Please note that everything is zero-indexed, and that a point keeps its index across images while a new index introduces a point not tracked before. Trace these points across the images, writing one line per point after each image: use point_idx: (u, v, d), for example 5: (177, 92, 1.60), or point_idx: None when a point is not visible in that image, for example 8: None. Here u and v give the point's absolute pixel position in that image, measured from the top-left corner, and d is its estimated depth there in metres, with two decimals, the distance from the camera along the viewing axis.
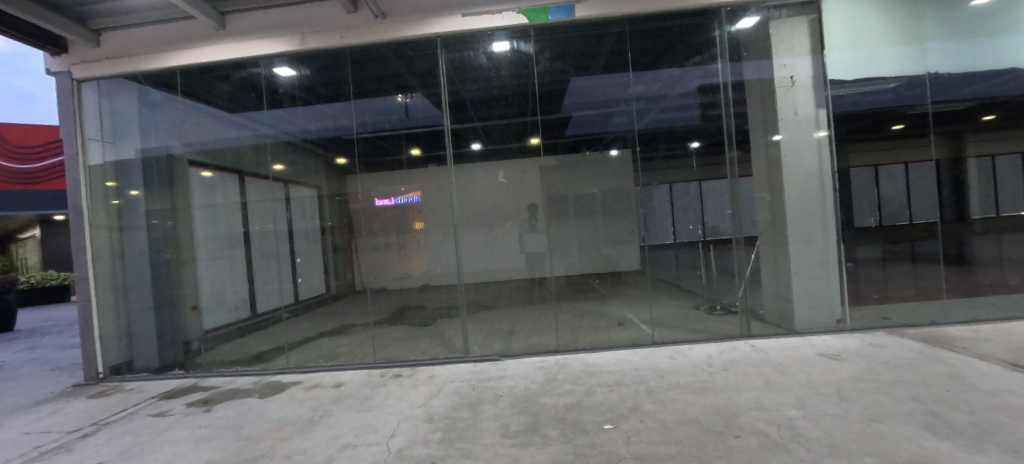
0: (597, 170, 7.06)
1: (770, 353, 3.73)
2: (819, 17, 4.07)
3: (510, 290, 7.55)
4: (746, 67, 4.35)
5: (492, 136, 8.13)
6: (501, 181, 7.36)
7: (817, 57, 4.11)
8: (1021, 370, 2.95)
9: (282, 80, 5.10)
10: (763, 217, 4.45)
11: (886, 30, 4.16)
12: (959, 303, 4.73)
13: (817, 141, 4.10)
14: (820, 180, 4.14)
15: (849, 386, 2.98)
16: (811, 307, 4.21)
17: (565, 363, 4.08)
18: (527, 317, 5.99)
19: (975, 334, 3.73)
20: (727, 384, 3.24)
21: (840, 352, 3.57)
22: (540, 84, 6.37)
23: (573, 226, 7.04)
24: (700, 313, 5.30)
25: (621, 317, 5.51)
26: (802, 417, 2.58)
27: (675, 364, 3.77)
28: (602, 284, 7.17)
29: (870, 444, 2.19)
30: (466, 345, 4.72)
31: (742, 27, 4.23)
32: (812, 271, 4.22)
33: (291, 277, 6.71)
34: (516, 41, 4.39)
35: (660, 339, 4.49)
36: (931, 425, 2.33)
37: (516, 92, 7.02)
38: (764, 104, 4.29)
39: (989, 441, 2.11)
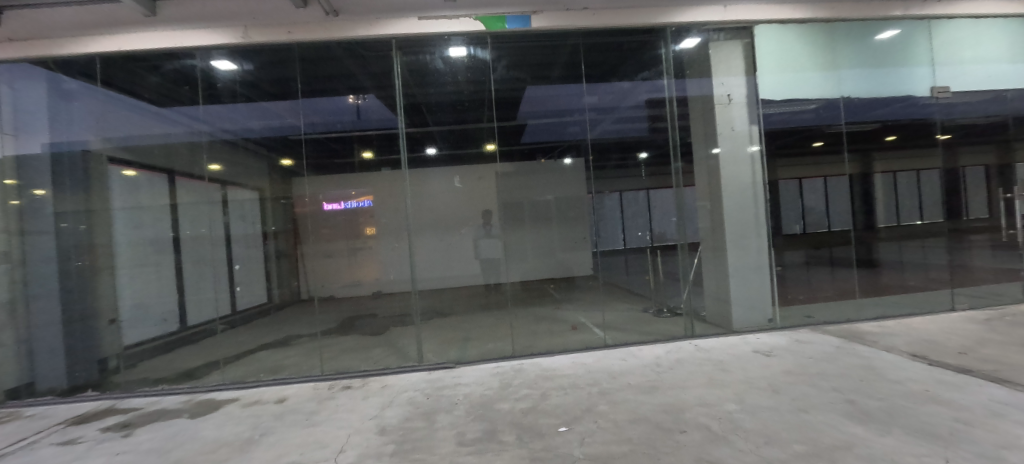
0: (551, 177, 6.94)
1: (712, 352, 3.94)
2: (751, 42, 4.38)
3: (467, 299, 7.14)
4: (689, 84, 4.58)
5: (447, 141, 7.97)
6: (456, 187, 7.21)
7: (750, 77, 4.42)
8: (919, 359, 3.37)
9: (222, 74, 4.76)
10: (704, 225, 4.69)
11: (812, 58, 4.49)
12: (868, 302, 5.29)
13: (750, 156, 4.42)
14: (753, 191, 4.44)
15: (780, 380, 3.27)
16: (747, 307, 4.48)
17: (521, 368, 4.11)
18: (482, 323, 5.83)
19: (882, 328, 4.19)
20: (674, 384, 3.43)
21: (772, 349, 3.87)
22: (497, 91, 6.24)
23: (527, 234, 6.97)
24: (648, 315, 5.39)
25: (575, 320, 5.47)
26: (740, 409, 2.90)
27: (627, 365, 3.90)
28: (557, 288, 7.16)
29: (798, 432, 2.58)
30: (420, 353, 4.60)
31: (685, 47, 4.47)
32: (749, 275, 4.50)
33: (227, 286, 6.42)
34: (473, 47, 4.43)
35: (611, 341, 4.56)
36: (849, 412, 2.73)
37: (472, 98, 6.81)
38: (705, 119, 4.54)
39: (893, 424, 2.53)
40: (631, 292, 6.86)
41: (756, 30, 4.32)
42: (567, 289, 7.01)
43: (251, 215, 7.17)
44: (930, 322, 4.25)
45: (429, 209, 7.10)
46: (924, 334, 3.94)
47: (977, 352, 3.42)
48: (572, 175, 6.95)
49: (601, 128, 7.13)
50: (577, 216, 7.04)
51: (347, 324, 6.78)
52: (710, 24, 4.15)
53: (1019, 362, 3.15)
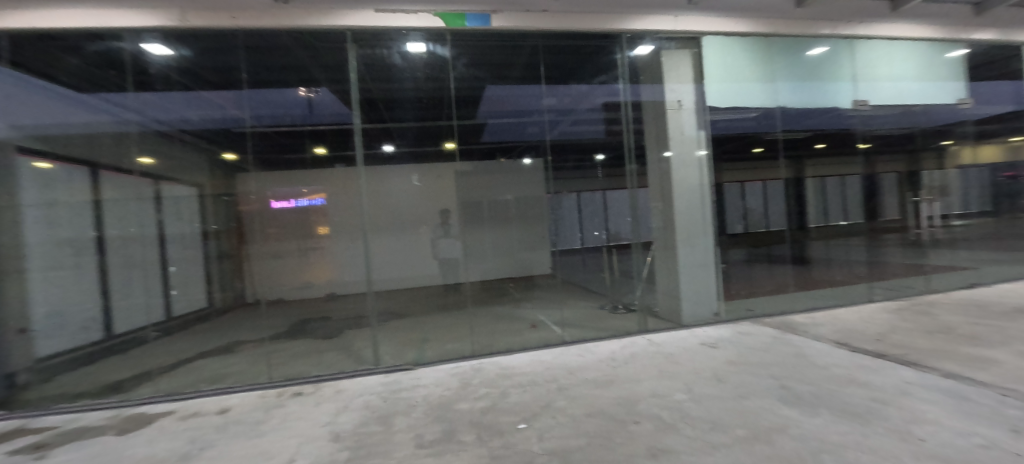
0: (513, 176, 6.78)
1: (663, 345, 4.12)
2: (700, 52, 4.60)
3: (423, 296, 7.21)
4: (643, 89, 4.76)
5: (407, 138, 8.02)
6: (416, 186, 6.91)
7: (698, 85, 4.67)
8: (843, 346, 3.72)
9: (155, 59, 4.42)
10: (657, 225, 4.88)
11: (750, 70, 4.80)
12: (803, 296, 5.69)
13: (698, 159, 4.67)
14: (701, 192, 4.70)
15: (724, 370, 3.50)
16: (695, 302, 4.73)
17: (480, 367, 4.11)
18: (442, 324, 5.75)
19: (813, 319, 4.58)
20: (628, 378, 3.58)
21: (717, 341, 4.10)
22: (456, 89, 6.20)
23: (487, 232, 6.71)
24: (605, 312, 5.51)
25: (534, 319, 5.50)
26: (688, 399, 3.15)
27: (584, 361, 3.99)
28: (518, 288, 7.00)
29: (738, 416, 2.88)
30: (376, 356, 4.48)
31: (640, 53, 4.63)
32: (697, 272, 4.77)
33: (160, 290, 6.05)
34: (432, 43, 4.36)
35: (569, 338, 4.63)
36: (784, 396, 3.06)
37: (430, 96, 6.67)
38: (658, 123, 4.73)
39: (821, 406, 2.88)
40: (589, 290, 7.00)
41: (703, 41, 4.53)
42: (526, 287, 7.03)
43: (190, 214, 6.74)
44: (852, 312, 4.70)
45: (386, 206, 6.71)
46: (847, 323, 4.35)
47: (891, 338, 3.82)
48: (534, 175, 6.74)
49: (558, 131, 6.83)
50: (537, 217, 6.85)
51: (297, 328, 6.43)
52: (663, 32, 4.33)
53: (923, 346, 3.57)
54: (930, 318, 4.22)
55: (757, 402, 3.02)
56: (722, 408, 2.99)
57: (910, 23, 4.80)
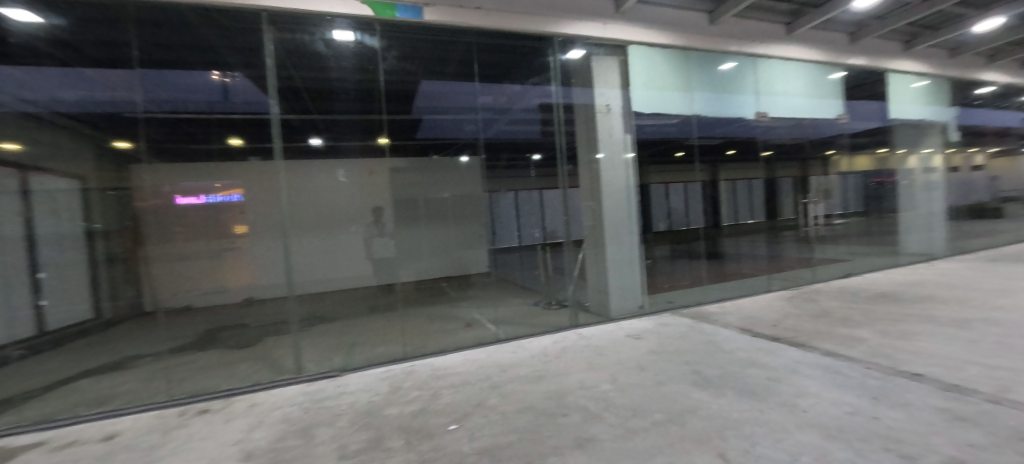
0: (447, 174, 7.03)
1: (592, 339, 4.30)
2: (626, 59, 4.81)
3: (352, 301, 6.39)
4: (574, 92, 4.85)
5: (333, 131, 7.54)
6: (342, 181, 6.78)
7: (625, 91, 4.87)
8: (746, 332, 4.14)
9: (17, 26, 3.73)
10: (587, 223, 5.04)
11: (672, 80, 5.11)
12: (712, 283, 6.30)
13: (626, 162, 4.91)
14: (626, 192, 4.95)
15: (645, 359, 3.74)
16: (621, 296, 4.99)
17: (412, 370, 3.99)
18: (374, 326, 5.48)
19: (723, 309, 5.06)
20: (558, 372, 3.68)
21: (641, 332, 4.36)
22: (387, 83, 5.89)
23: (423, 231, 6.86)
24: (538, 308, 5.53)
25: (469, 317, 5.44)
26: (613, 388, 3.32)
27: (516, 358, 4.05)
28: (451, 286, 6.82)
29: (658, 402, 3.08)
30: (298, 364, 4.17)
31: (572, 57, 4.73)
32: (623, 268, 5.01)
33: (30, 300, 5.09)
34: (361, 33, 4.14)
35: (503, 335, 4.67)
36: (695, 380, 3.34)
37: (358, 88, 6.25)
38: (588, 125, 4.87)
39: (725, 387, 3.19)
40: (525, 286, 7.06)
41: (628, 49, 4.77)
42: (461, 286, 6.87)
43: (69, 210, 5.77)
44: (754, 301, 5.27)
45: (312, 207, 6.58)
46: (749, 311, 4.87)
47: (783, 322, 4.34)
48: (469, 174, 7.02)
49: (495, 128, 7.50)
50: (472, 214, 7.05)
51: (208, 337, 5.78)
52: (592, 38, 4.51)
53: (808, 329, 4.09)
54: (814, 304, 4.85)
55: (673, 387, 3.26)
56: (642, 395, 3.19)
57: (796, 44, 5.54)
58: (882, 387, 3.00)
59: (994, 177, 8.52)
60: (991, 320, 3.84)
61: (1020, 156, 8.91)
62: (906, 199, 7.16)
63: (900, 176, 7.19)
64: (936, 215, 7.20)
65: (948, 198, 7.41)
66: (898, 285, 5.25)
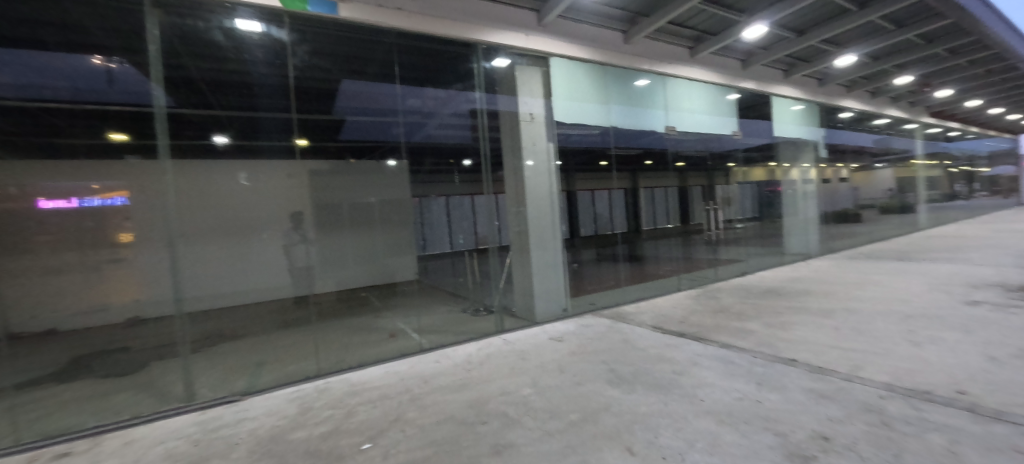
0: (374, 178, 6.91)
1: (516, 343, 4.34)
2: (547, 71, 4.97)
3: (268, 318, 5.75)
4: (499, 99, 4.92)
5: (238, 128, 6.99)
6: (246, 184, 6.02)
7: (547, 101, 5.03)
8: (657, 329, 4.45)
9: None
10: (513, 230, 5.11)
11: (590, 93, 5.38)
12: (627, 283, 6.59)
13: (550, 170, 5.07)
14: (550, 199, 5.09)
15: (565, 361, 3.85)
16: (546, 300, 5.10)
17: (326, 387, 3.72)
18: (287, 342, 5.06)
19: (638, 308, 5.41)
20: (480, 379, 3.65)
21: (563, 335, 4.49)
22: (301, 80, 5.51)
23: (346, 236, 6.61)
24: (465, 315, 5.45)
25: (394, 327, 5.23)
26: (533, 392, 3.36)
27: (439, 367, 3.95)
28: (377, 296, 6.52)
29: (575, 402, 3.17)
30: (190, 390, 3.69)
31: (497, 65, 4.80)
32: (547, 272, 5.14)
33: None
34: (269, 24, 3.82)
35: (428, 345, 4.55)
36: (610, 378, 3.50)
37: (268, 83, 5.79)
38: (512, 133, 4.94)
39: (636, 383, 3.37)
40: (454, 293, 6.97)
41: (550, 61, 4.94)
42: (386, 294, 6.60)
43: None
44: (666, 300, 5.71)
45: (214, 211, 5.73)
46: (661, 309, 5.26)
47: (688, 319, 4.74)
48: (396, 178, 6.84)
49: (424, 132, 7.11)
50: (400, 221, 6.96)
51: (75, 366, 4.89)
52: (515, 48, 4.62)
53: (709, 323, 4.51)
54: (715, 301, 5.36)
55: (589, 387, 3.39)
56: (560, 397, 3.27)
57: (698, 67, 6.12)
58: (765, 372, 3.37)
59: (854, 188, 10.02)
60: (847, 309, 4.53)
61: (873, 170, 10.60)
62: (789, 207, 8.24)
63: (785, 186, 8.26)
64: (811, 221, 8.38)
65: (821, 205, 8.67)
66: (782, 282, 6.00)
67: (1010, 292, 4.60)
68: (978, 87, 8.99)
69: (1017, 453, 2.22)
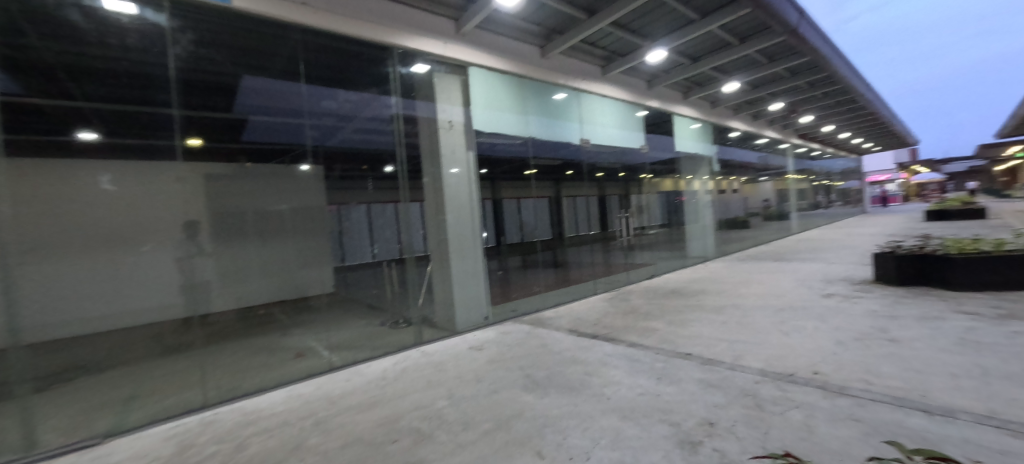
0: (284, 183, 6.26)
1: (435, 355, 4.25)
2: (466, 79, 5.01)
3: (144, 339, 4.77)
4: (417, 105, 4.82)
5: (109, 122, 5.98)
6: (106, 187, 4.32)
7: (465, 109, 5.06)
8: (572, 333, 4.63)
9: None
10: (433, 240, 5.02)
11: (508, 102, 5.54)
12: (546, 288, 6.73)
13: (468, 178, 5.09)
14: (470, 207, 5.11)
15: (482, 370, 3.84)
16: (467, 310, 5.08)
17: (214, 419, 3.30)
18: (170, 373, 4.48)
19: (557, 313, 5.61)
20: (394, 396, 3.49)
21: (483, 343, 4.49)
22: (191, 74, 4.93)
23: (251, 248, 5.68)
24: (383, 328, 5.20)
25: (302, 346, 4.84)
26: (448, 405, 3.28)
27: (350, 387, 3.71)
28: (285, 312, 6.03)
29: (489, 411, 3.15)
30: (30, 439, 3.04)
31: (415, 71, 4.72)
32: (468, 280, 5.14)
33: None
34: (144, 8, 3.36)
35: (339, 362, 4.27)
36: (525, 384, 3.55)
37: (150, 74, 5.11)
38: (431, 140, 4.86)
39: (550, 387, 3.46)
40: (373, 306, 6.61)
41: (468, 70, 4.99)
42: (297, 310, 6.12)
43: None
44: (583, 304, 5.99)
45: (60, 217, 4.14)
46: (578, 313, 5.50)
47: (601, 321, 5.02)
48: (310, 184, 6.55)
49: (340, 137, 7.02)
50: (314, 228, 6.52)
51: None
52: (433, 55, 4.60)
53: (619, 324, 4.81)
54: (626, 303, 5.74)
55: (505, 394, 3.40)
56: (476, 407, 3.23)
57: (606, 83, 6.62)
58: (664, 368, 3.67)
59: (745, 197, 11.06)
60: (734, 305, 5.13)
61: (758, 182, 11.63)
62: (692, 214, 9.14)
63: (688, 195, 9.14)
64: (707, 227, 9.42)
65: (717, 213, 9.77)
66: (684, 283, 6.62)
67: (853, 285, 5.55)
68: (831, 115, 10.88)
69: (853, 421, 2.64)
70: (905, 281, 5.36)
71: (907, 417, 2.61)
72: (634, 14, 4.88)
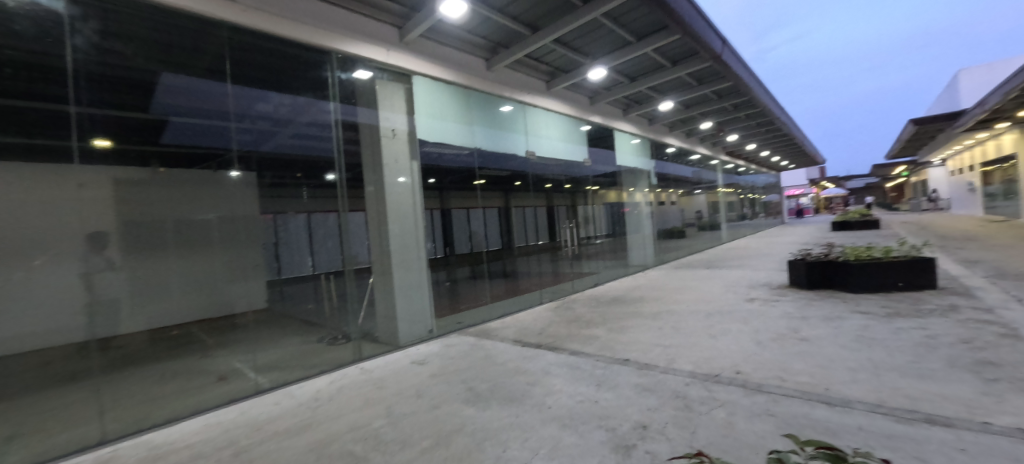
0: (212, 190, 5.45)
1: (374, 372, 4.09)
2: (410, 88, 4.97)
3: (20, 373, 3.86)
4: (359, 111, 4.69)
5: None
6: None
7: (409, 117, 5.01)
8: (517, 343, 4.66)
9: None
10: (375, 251, 4.85)
11: (453, 112, 5.56)
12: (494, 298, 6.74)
13: (411, 189, 5.00)
14: (414, 218, 5.04)
15: (424, 385, 3.74)
16: (410, 323, 4.96)
17: (113, 456, 2.91)
18: (61, 405, 3.92)
19: (503, 323, 5.63)
20: (328, 417, 3.28)
21: (426, 357, 4.40)
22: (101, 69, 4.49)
23: (169, 263, 5.00)
24: (320, 345, 4.92)
25: (226, 369, 4.50)
26: (386, 423, 3.15)
27: (278, 410, 3.46)
28: (208, 333, 5.51)
29: (430, 427, 3.07)
30: None
31: (357, 77, 4.59)
32: (411, 292, 5.03)
33: None
34: None
35: (268, 384, 3.97)
36: (468, 397, 3.50)
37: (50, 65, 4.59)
38: (373, 148, 4.73)
39: (492, 399, 3.44)
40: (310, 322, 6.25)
41: (412, 78, 4.96)
42: (220, 331, 5.62)
43: None
44: (529, 314, 6.06)
45: None
46: (523, 323, 5.56)
47: (546, 330, 5.10)
48: (244, 193, 5.60)
49: (274, 142, 6.52)
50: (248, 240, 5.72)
51: None
52: (376, 62, 4.52)
53: (562, 333, 4.92)
54: (570, 311, 5.89)
55: (446, 409, 3.33)
56: (416, 424, 3.13)
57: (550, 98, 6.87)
58: (603, 374, 3.79)
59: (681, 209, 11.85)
60: (669, 311, 5.43)
61: (693, 195, 12.52)
62: (634, 224, 9.62)
63: (631, 206, 9.62)
64: (647, 237, 9.95)
65: (656, 224, 10.37)
66: (625, 291, 6.93)
67: (771, 290, 6.10)
68: (753, 135, 12.05)
69: (769, 416, 2.87)
70: (814, 285, 5.99)
71: (813, 409, 2.89)
72: (574, 33, 5.11)
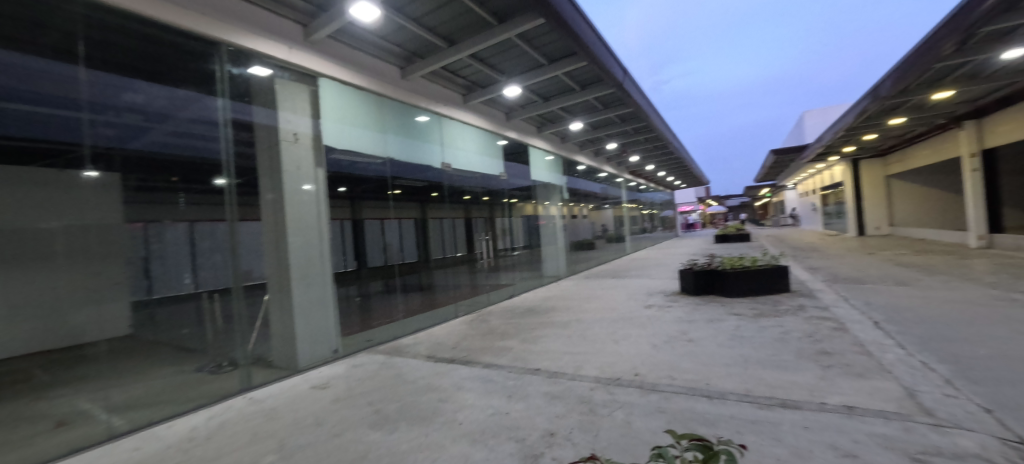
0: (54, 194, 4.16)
1: (266, 402, 3.66)
2: (315, 90, 4.64)
3: None
4: (254, 110, 4.25)
5: None
6: None
7: (315, 121, 4.66)
8: (430, 359, 4.54)
9: None
10: (270, 266, 4.38)
11: (363, 118, 5.32)
12: (408, 313, 6.46)
13: (316, 198, 4.65)
14: (318, 229, 4.68)
15: (326, 412, 3.45)
16: (312, 344, 4.56)
17: None
18: None
19: (416, 339, 5.46)
20: (205, 458, 2.83)
21: (328, 381, 4.07)
22: None
23: None
24: (198, 375, 4.26)
25: (69, 412, 3.64)
26: (278, 458, 2.82)
27: (136, 457, 2.88)
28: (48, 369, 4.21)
29: (331, 457, 2.81)
30: None
31: (252, 73, 4.17)
32: (313, 310, 4.63)
33: None
34: None
35: (126, 426, 3.29)
36: (375, 420, 3.30)
37: None
38: (270, 153, 4.30)
39: (402, 419, 3.28)
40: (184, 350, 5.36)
41: (317, 80, 4.65)
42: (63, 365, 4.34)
43: None
44: (444, 328, 5.96)
45: None
46: (436, 338, 5.45)
47: (459, 344, 5.06)
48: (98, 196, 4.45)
49: (145, 139, 5.74)
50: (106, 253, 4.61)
51: None
52: (275, 59, 4.15)
53: (476, 346, 4.92)
54: (484, 324, 5.92)
55: (350, 435, 3.09)
56: (315, 454, 2.85)
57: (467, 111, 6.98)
58: (515, 385, 3.85)
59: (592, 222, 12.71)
60: (577, 320, 5.73)
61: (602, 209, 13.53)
62: (548, 236, 10.06)
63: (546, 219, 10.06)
64: (560, 249, 10.46)
65: (569, 236, 10.97)
66: (538, 301, 7.18)
67: (664, 297, 6.81)
68: (652, 157, 13.50)
69: (660, 412, 3.17)
70: (699, 292, 6.81)
71: (697, 402, 3.25)
72: (491, 50, 5.26)
